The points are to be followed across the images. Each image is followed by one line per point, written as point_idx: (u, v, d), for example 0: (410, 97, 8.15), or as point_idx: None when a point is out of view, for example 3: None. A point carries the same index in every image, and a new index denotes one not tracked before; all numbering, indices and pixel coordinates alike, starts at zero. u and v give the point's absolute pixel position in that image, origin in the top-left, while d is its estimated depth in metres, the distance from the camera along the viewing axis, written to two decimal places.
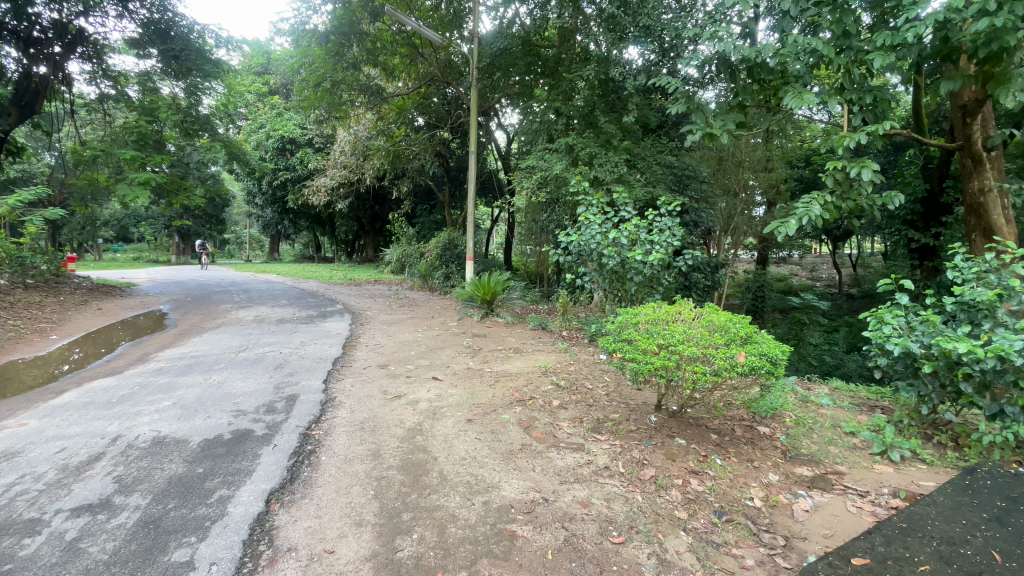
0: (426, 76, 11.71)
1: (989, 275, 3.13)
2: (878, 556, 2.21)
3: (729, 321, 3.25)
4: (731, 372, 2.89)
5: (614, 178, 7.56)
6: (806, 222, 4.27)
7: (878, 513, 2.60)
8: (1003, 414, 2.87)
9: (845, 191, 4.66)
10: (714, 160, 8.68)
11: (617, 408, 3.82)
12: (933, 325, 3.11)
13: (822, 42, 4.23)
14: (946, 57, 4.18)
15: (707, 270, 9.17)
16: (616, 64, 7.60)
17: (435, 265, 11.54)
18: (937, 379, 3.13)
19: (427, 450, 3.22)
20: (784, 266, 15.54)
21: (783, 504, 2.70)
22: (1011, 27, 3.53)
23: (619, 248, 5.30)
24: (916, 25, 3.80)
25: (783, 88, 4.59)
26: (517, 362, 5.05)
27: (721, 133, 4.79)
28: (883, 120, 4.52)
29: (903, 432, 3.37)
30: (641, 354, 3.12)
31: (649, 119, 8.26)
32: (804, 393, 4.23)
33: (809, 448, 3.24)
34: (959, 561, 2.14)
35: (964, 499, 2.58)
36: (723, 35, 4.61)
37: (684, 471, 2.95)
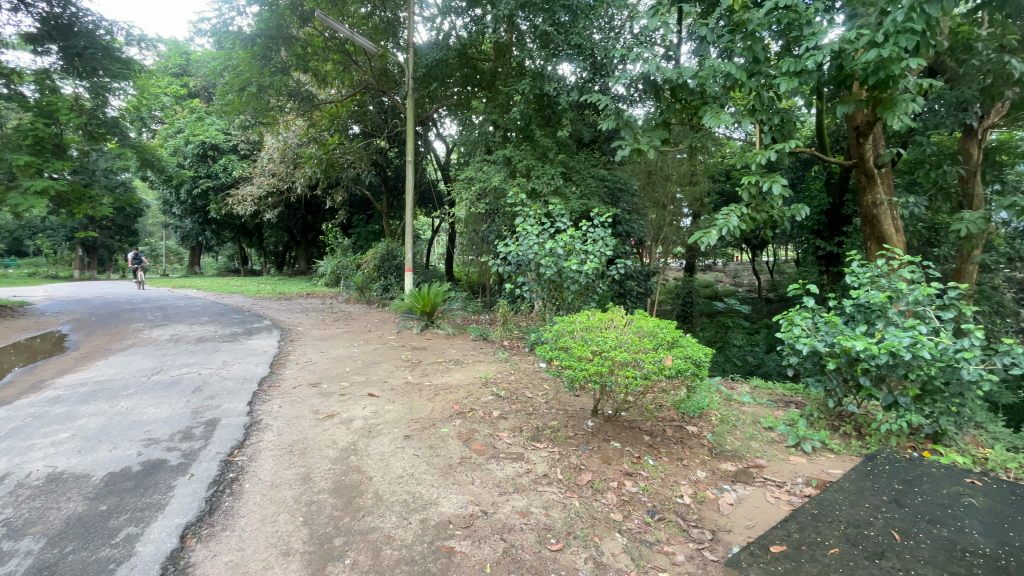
0: (360, 83, 11.46)
1: (881, 280, 3.47)
2: (794, 542, 2.36)
3: (657, 326, 3.40)
4: (660, 376, 3.02)
5: (551, 190, 7.75)
6: (725, 232, 4.57)
7: (794, 502, 2.80)
8: (897, 404, 3.19)
9: (759, 204, 5.05)
10: (643, 174, 9.11)
11: (556, 415, 3.88)
12: (835, 325, 3.42)
13: (735, 65, 4.59)
14: (841, 84, 4.66)
15: (641, 278, 9.58)
16: (550, 80, 7.84)
17: (373, 277, 11.25)
18: (841, 374, 3.43)
19: (361, 470, 3.10)
20: (710, 274, 16.51)
21: (710, 499, 2.85)
22: (895, 58, 3.99)
23: (556, 259, 5.40)
24: (815, 54, 4.22)
25: (703, 107, 4.91)
26: (458, 374, 4.99)
27: (648, 149, 5.05)
28: (790, 138, 4.94)
29: (814, 424, 3.66)
30: (577, 361, 3.19)
31: (583, 133, 8.55)
32: (728, 392, 4.51)
33: (732, 444, 3.44)
34: (863, 542, 2.30)
35: (867, 484, 2.80)
36: (648, 56, 4.87)
37: (620, 474, 3.03)
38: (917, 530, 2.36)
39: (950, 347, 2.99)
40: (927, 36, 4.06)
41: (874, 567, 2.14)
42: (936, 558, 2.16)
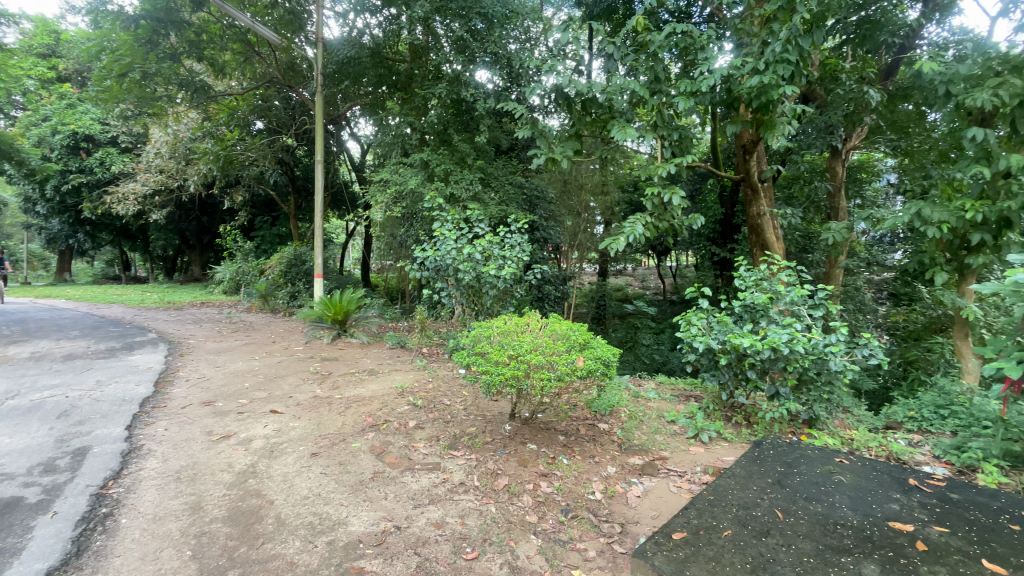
0: (264, 77, 10.88)
1: (763, 283, 3.87)
2: (693, 527, 2.35)
3: (570, 329, 3.50)
4: (572, 377, 3.13)
5: (470, 196, 7.75)
6: (632, 239, 4.86)
7: (693, 489, 3.01)
8: (778, 393, 3.57)
9: (661, 214, 5.43)
10: (560, 183, 9.41)
11: (474, 421, 3.86)
12: (725, 324, 3.75)
13: (639, 83, 4.89)
14: (730, 106, 5.15)
15: (558, 282, 9.88)
16: (467, 85, 7.84)
17: (279, 283, 10.57)
18: (731, 369, 3.76)
19: (262, 494, 2.87)
20: (622, 278, 17.39)
21: (620, 493, 2.98)
22: (775, 85, 4.48)
23: (474, 265, 5.39)
24: (708, 77, 4.62)
25: (611, 121, 5.17)
26: (372, 385, 4.80)
27: (562, 159, 5.21)
28: (687, 154, 5.37)
29: (710, 415, 3.99)
30: (493, 366, 3.19)
31: (500, 140, 8.63)
32: (636, 389, 4.77)
33: (639, 438, 3.64)
34: (752, 522, 2.34)
35: (754, 468, 2.89)
36: (561, 69, 5.04)
37: (535, 476, 3.08)
38: (797, 508, 2.43)
39: (820, 341, 3.39)
40: (800, 67, 4.60)
41: (760, 544, 2.17)
42: (816, 531, 2.22)
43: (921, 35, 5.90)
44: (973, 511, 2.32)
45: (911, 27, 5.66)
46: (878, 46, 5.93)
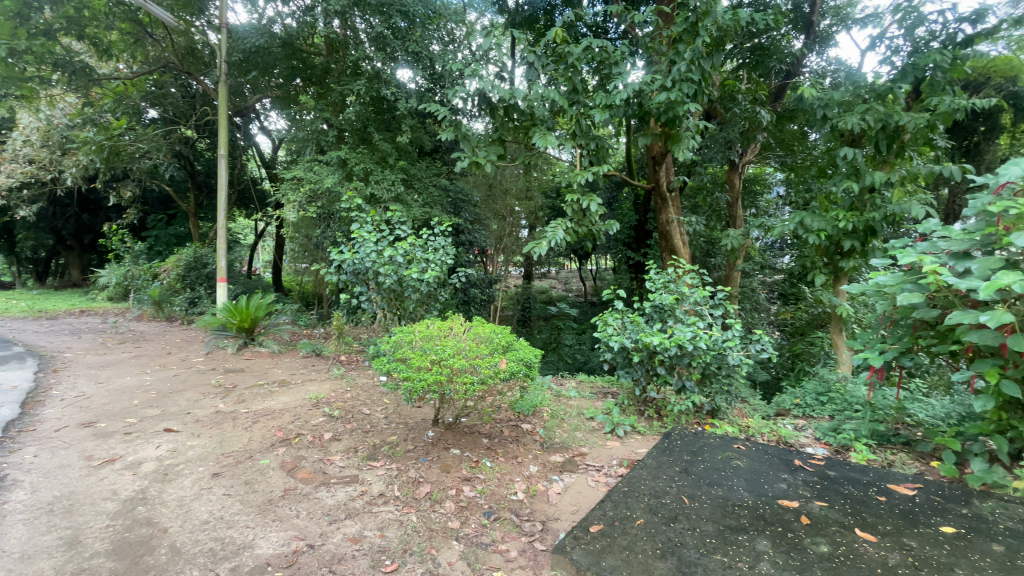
0: (158, 61, 9.83)
1: (671, 284, 4.16)
2: (609, 519, 2.44)
3: (492, 331, 3.52)
4: (495, 379, 3.15)
5: (391, 197, 7.58)
6: (553, 243, 4.99)
7: (610, 483, 3.15)
8: (684, 387, 3.84)
9: (581, 220, 5.63)
10: (484, 187, 9.46)
11: (395, 430, 3.76)
12: (638, 323, 3.98)
13: (558, 92, 5.05)
14: (641, 119, 5.46)
15: (483, 285, 9.92)
16: (388, 84, 7.68)
17: (176, 289, 9.82)
18: (643, 366, 3.99)
19: (155, 521, 2.59)
20: (546, 280, 17.78)
21: (541, 491, 3.04)
22: (680, 101, 4.83)
23: (395, 268, 5.25)
24: (621, 91, 4.89)
25: (533, 128, 5.27)
26: (283, 397, 4.51)
27: (485, 163, 5.23)
28: (603, 163, 5.64)
29: (625, 411, 4.20)
30: (415, 372, 3.13)
31: (423, 141, 8.49)
32: (558, 388, 4.91)
33: (560, 436, 3.75)
34: (662, 510, 2.49)
35: (664, 458, 3.07)
36: (483, 74, 5.06)
37: (458, 480, 3.06)
38: (701, 493, 2.61)
39: (719, 338, 3.70)
40: (702, 86, 5.00)
41: (669, 530, 2.31)
42: (717, 513, 2.41)
43: (804, 63, 6.64)
44: (846, 485, 2.63)
45: (795, 56, 6.36)
46: (769, 71, 6.59)
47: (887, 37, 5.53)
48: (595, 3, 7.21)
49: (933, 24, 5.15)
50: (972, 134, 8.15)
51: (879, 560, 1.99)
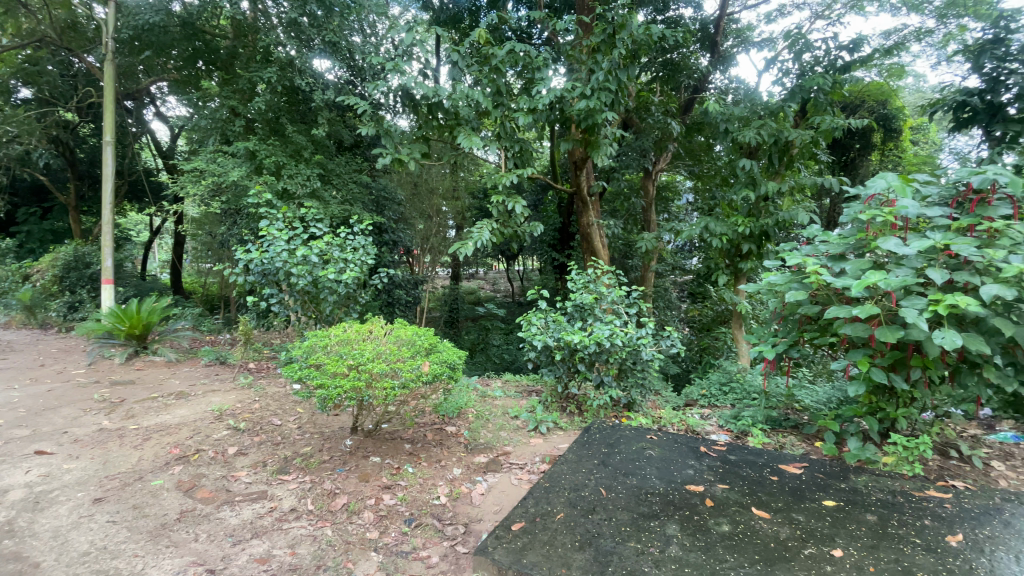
0: (31, 34, 8.66)
1: (591, 285, 4.30)
2: (530, 516, 2.45)
3: (415, 334, 3.44)
4: (417, 383, 3.06)
5: (307, 192, 7.18)
6: (478, 244, 4.97)
7: (532, 480, 3.19)
8: (603, 382, 3.99)
9: (506, 221, 5.65)
10: (409, 186, 9.28)
11: (310, 440, 3.56)
12: (559, 323, 4.08)
13: (482, 93, 5.04)
14: (563, 124, 5.60)
15: (408, 286, 9.70)
16: (302, 73, 7.26)
17: (51, 292, 8.63)
18: (565, 363, 4.09)
19: (19, 558, 2.24)
20: (474, 281, 17.68)
21: (464, 494, 3.01)
22: (599, 109, 5.02)
23: (310, 268, 4.97)
24: (544, 95, 4.97)
25: (457, 128, 5.21)
26: (181, 410, 4.10)
27: (409, 161, 5.10)
28: (528, 165, 5.70)
29: (548, 408, 4.29)
30: (330, 378, 2.96)
31: (343, 136, 8.13)
32: (483, 388, 4.91)
33: (484, 437, 3.75)
34: (580, 502, 2.55)
35: (584, 452, 3.17)
36: (406, 69, 4.92)
37: (378, 489, 2.95)
38: (617, 483, 2.72)
39: (634, 335, 3.89)
40: (618, 95, 5.23)
41: (587, 521, 2.37)
42: (632, 502, 2.53)
43: (710, 80, 7.20)
44: (745, 467, 2.87)
45: (703, 73, 6.85)
46: (679, 85, 7.06)
47: (779, 61, 6.13)
48: (519, 7, 7.31)
49: (818, 50, 5.78)
50: (850, 150, 9.23)
51: (772, 535, 2.18)
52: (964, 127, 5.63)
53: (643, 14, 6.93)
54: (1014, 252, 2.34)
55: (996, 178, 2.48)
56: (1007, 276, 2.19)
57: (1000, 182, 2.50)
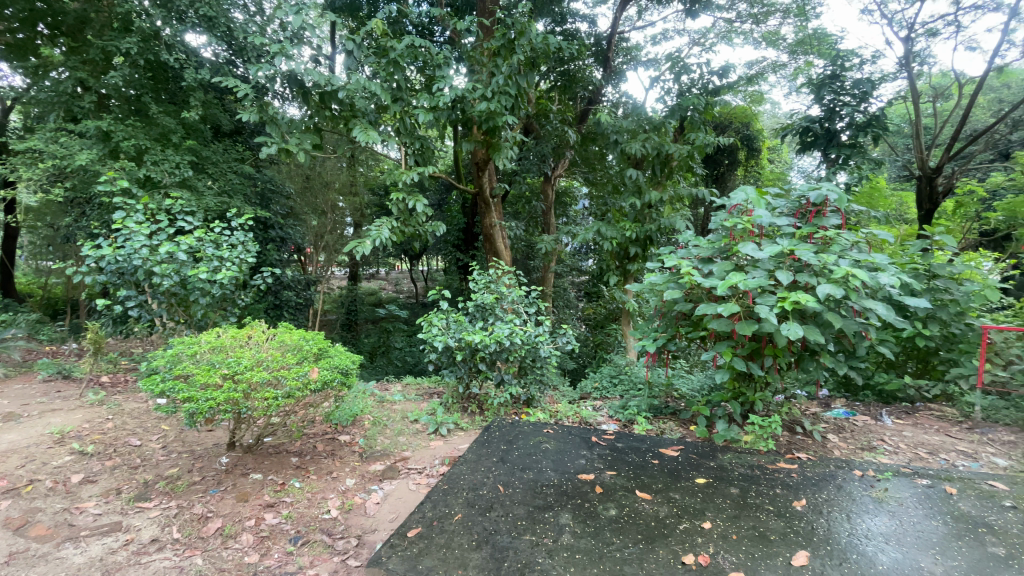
0: None
1: (491, 285, 4.34)
2: (427, 520, 2.38)
3: (302, 338, 3.21)
4: (304, 392, 2.86)
5: (177, 181, 6.38)
6: (376, 242, 4.75)
7: (431, 483, 3.12)
8: (503, 380, 4.04)
9: (407, 219, 5.48)
10: (301, 178, 8.68)
11: (177, 461, 3.16)
12: (460, 323, 4.05)
13: (380, 86, 4.84)
14: (465, 124, 5.58)
15: (299, 287, 9.04)
16: (172, 48, 6.46)
17: None
18: (466, 363, 4.08)
19: None
20: (374, 281, 16.96)
21: (357, 504, 2.86)
22: (500, 112, 5.09)
23: (177, 267, 4.40)
24: (445, 94, 4.91)
25: (352, 120, 4.94)
26: (9, 434, 3.43)
27: (298, 152, 4.74)
28: (429, 163, 5.59)
29: (449, 410, 4.24)
30: (200, 390, 2.64)
31: (222, 121, 7.36)
32: (381, 393, 4.73)
33: (381, 443, 3.61)
34: (479, 501, 2.55)
35: (483, 451, 3.17)
36: (294, 54, 4.56)
37: (258, 509, 2.70)
38: (515, 479, 2.77)
39: (532, 333, 4.00)
40: (518, 99, 5.33)
41: (485, 519, 2.38)
42: (529, 495, 2.59)
43: (603, 93, 7.61)
44: (631, 453, 3.07)
45: (596, 85, 7.26)
46: (575, 95, 7.42)
47: (661, 80, 6.71)
48: (420, 3, 7.19)
49: (694, 73, 6.41)
50: (720, 165, 10.22)
51: (654, 514, 2.36)
52: (808, 149, 6.60)
53: (542, 24, 7.19)
54: (842, 257, 2.76)
55: (828, 194, 2.93)
56: (837, 277, 2.58)
57: (831, 198, 2.96)
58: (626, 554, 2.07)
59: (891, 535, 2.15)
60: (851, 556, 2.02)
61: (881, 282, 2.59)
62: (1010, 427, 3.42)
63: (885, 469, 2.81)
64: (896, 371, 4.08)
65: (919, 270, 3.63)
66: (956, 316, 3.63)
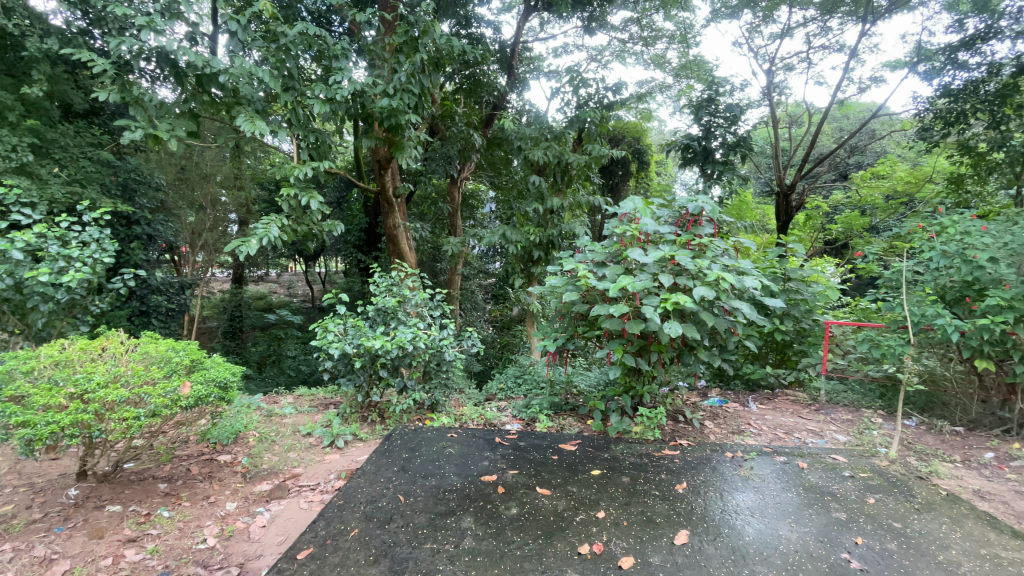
0: None
1: (393, 288, 4.20)
2: (320, 539, 2.23)
3: (170, 349, 2.86)
4: (173, 410, 2.54)
5: (11, 166, 5.35)
6: (265, 242, 4.37)
7: (325, 500, 2.92)
8: (406, 387, 3.91)
9: (300, 217, 5.10)
10: (174, 169, 7.85)
11: (9, 498, 2.65)
12: (359, 328, 3.86)
13: (270, 74, 4.47)
14: (365, 120, 5.36)
15: (172, 291, 8.03)
16: (8, 9, 5.44)
17: None
18: (365, 371, 3.90)
19: None
20: (262, 284, 15.58)
21: (240, 530, 2.59)
22: (402, 110, 4.96)
23: (10, 267, 3.69)
24: (343, 87, 4.66)
25: (237, 108, 4.49)
26: None
27: (171, 139, 4.20)
28: (326, 159, 5.29)
29: (347, 420, 4.02)
30: (38, 413, 2.24)
31: (74, 99, 6.34)
32: (270, 406, 4.36)
33: (269, 461, 3.33)
34: (377, 514, 2.44)
35: (382, 461, 3.04)
36: (167, 29, 4.05)
37: (117, 545, 2.34)
38: (416, 486, 2.70)
39: (436, 337, 3.93)
40: (422, 99, 5.24)
41: (383, 532, 2.28)
42: (429, 503, 2.53)
43: (507, 100, 7.75)
44: (532, 451, 3.15)
45: (501, 91, 7.37)
46: (480, 99, 7.48)
47: (563, 92, 7.01)
48: None
49: (592, 88, 6.79)
50: (615, 175, 10.97)
51: (553, 509, 2.43)
52: (689, 164, 7.28)
53: (447, 25, 7.14)
54: (715, 262, 3.07)
55: (704, 206, 3.27)
56: (710, 280, 2.87)
57: (706, 210, 3.30)
58: (526, 551, 2.10)
59: (756, 509, 2.43)
60: (723, 530, 2.24)
61: (746, 284, 2.91)
62: (847, 407, 4.06)
63: (750, 449, 3.17)
64: (761, 362, 4.64)
65: (777, 274, 4.14)
66: (806, 313, 4.22)
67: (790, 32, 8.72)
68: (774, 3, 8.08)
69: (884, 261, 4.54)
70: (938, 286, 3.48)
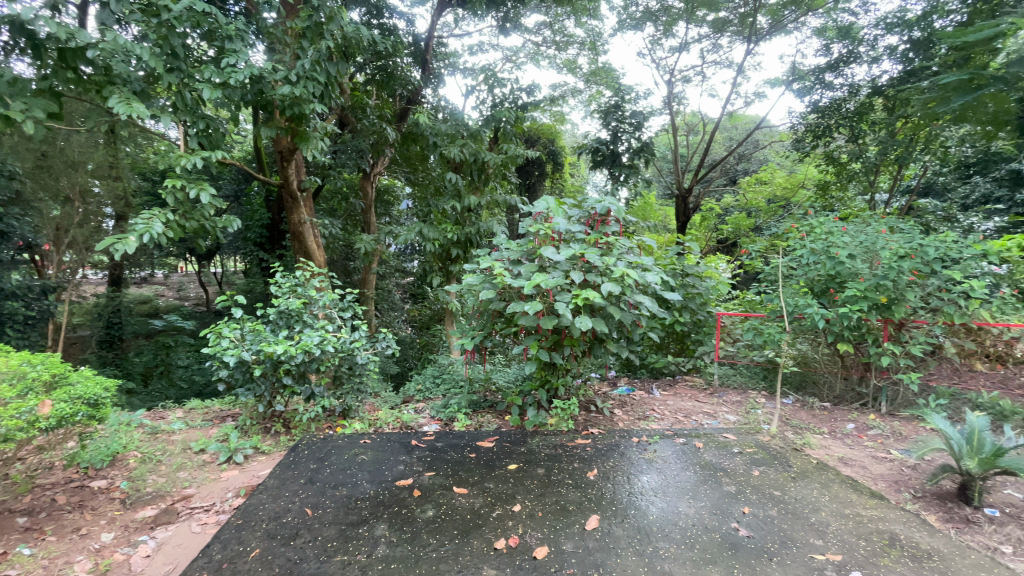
0: None
1: (298, 289, 3.95)
2: (215, 565, 2.05)
3: (24, 364, 2.47)
4: (30, 433, 2.19)
5: None
6: (146, 240, 3.89)
7: (221, 521, 2.67)
8: (314, 393, 3.70)
9: (189, 211, 4.60)
10: (34, 155, 6.68)
11: None
12: (259, 333, 3.59)
13: (151, 52, 4.00)
14: (264, 108, 4.98)
15: (29, 296, 6.92)
16: None
17: None
18: (267, 379, 3.62)
19: None
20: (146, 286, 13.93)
21: (118, 563, 2.30)
22: (306, 99, 4.68)
23: None
24: (238, 70, 4.29)
25: (108, 88, 3.96)
26: None
27: (26, 121, 3.55)
28: (219, 149, 4.85)
29: (247, 432, 3.72)
30: None
31: None
32: (154, 423, 3.91)
33: (154, 483, 2.99)
34: (281, 531, 2.29)
35: (288, 474, 2.86)
36: None
37: None
38: (325, 498, 2.57)
39: (346, 339, 3.76)
40: (328, 89, 4.97)
41: (289, 549, 2.15)
42: (340, 514, 2.42)
43: (422, 95, 7.59)
44: (449, 451, 3.12)
45: (415, 85, 7.21)
46: (394, 92, 7.27)
47: (478, 90, 7.01)
48: None
49: (506, 88, 6.86)
50: (531, 175, 11.21)
51: (469, 507, 2.44)
52: (599, 166, 7.63)
53: (356, 13, 6.83)
54: (620, 259, 3.24)
55: (610, 206, 3.44)
56: (616, 277, 3.02)
57: (613, 210, 3.48)
58: (442, 552, 2.09)
59: (659, 489, 2.61)
60: (630, 511, 2.39)
61: (647, 279, 3.10)
62: (736, 390, 4.49)
63: (654, 434, 3.39)
64: (664, 351, 4.99)
65: (676, 270, 4.45)
66: (701, 305, 4.60)
67: (687, 47, 9.43)
68: (673, 19, 8.70)
69: (765, 258, 5.06)
70: (809, 279, 3.95)
